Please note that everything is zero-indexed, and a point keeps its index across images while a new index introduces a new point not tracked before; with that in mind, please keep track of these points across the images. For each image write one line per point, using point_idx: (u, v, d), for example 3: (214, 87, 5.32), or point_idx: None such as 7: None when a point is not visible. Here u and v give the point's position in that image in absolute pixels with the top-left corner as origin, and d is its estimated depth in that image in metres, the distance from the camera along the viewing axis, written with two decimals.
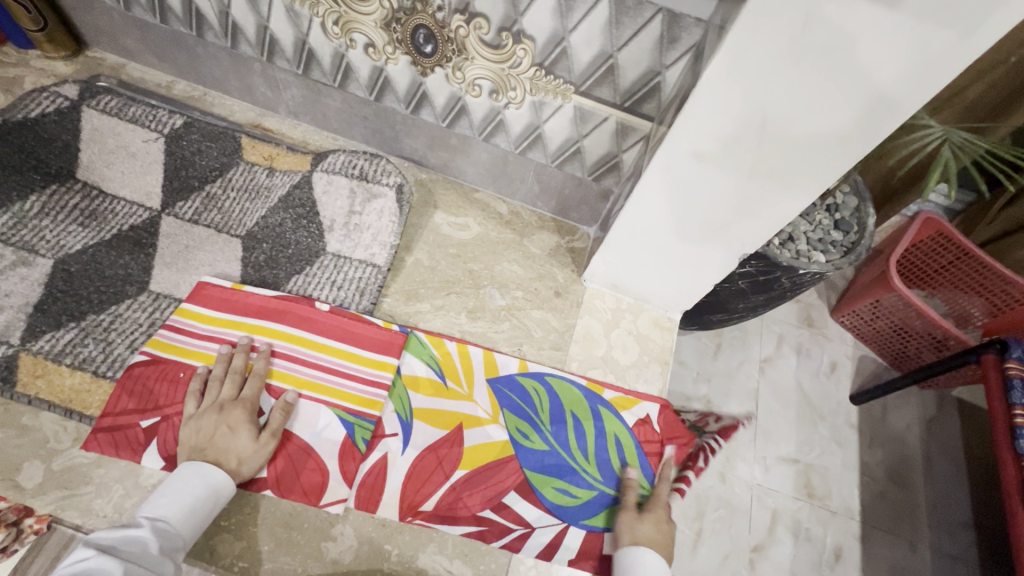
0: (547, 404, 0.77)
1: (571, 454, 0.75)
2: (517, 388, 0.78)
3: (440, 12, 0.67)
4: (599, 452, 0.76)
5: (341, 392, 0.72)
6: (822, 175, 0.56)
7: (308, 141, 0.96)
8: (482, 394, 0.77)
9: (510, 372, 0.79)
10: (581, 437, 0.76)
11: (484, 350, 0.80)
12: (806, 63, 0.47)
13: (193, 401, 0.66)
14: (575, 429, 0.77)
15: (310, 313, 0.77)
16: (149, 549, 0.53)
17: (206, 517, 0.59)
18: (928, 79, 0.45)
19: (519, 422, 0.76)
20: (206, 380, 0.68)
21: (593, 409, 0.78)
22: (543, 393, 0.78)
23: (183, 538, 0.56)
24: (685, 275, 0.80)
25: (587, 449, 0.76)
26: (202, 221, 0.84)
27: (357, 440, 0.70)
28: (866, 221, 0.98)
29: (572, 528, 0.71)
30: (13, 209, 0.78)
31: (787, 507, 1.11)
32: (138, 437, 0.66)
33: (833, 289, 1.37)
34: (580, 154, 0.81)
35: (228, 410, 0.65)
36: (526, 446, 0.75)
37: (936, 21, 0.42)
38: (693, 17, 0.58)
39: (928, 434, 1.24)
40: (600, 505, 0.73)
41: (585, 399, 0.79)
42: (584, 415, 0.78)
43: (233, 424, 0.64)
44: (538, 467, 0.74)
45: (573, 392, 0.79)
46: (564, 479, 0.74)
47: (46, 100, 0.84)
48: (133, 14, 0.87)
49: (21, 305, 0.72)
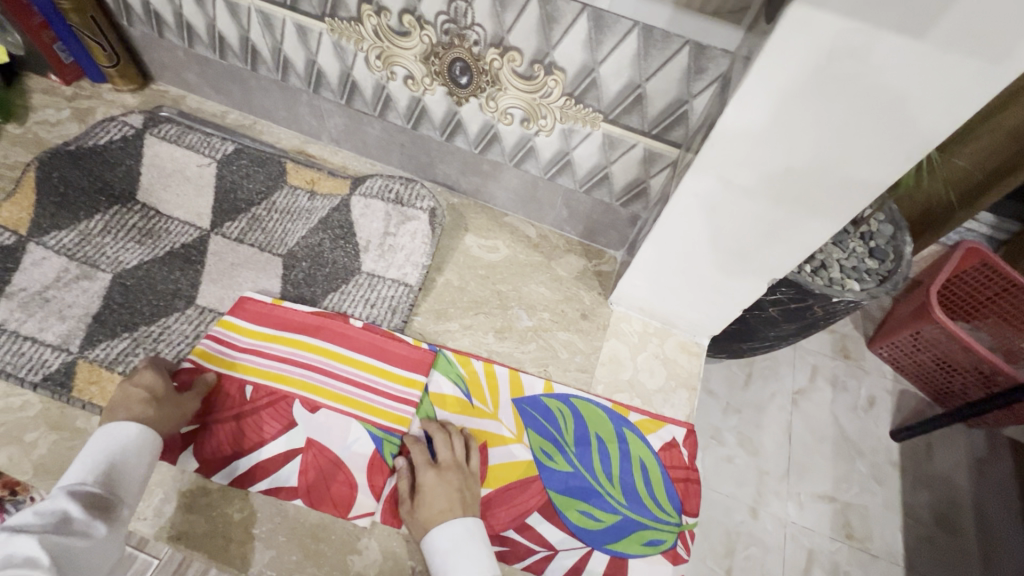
0: (572, 425, 0.78)
1: (596, 476, 0.75)
2: (542, 409, 0.78)
3: (476, 46, 0.71)
4: (624, 477, 0.75)
5: (370, 406, 0.74)
6: (851, 201, 0.56)
7: (347, 166, 1.01)
8: (508, 413, 0.77)
9: (535, 393, 0.79)
10: (606, 461, 0.76)
11: (510, 370, 0.81)
12: (831, 91, 0.48)
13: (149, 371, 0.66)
14: (600, 452, 0.76)
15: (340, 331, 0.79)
16: (73, 512, 0.51)
17: (130, 476, 0.58)
18: (958, 105, 0.46)
19: (543, 443, 0.76)
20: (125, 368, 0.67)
21: (618, 432, 0.78)
22: (568, 415, 0.78)
23: (111, 498, 0.55)
24: (713, 300, 0.80)
25: (611, 472, 0.75)
26: (247, 240, 0.90)
27: (386, 457, 0.71)
28: (903, 249, 0.96)
29: (597, 553, 0.70)
30: (79, 227, 0.85)
31: (823, 547, 1.06)
32: (177, 442, 0.69)
33: (870, 320, 1.33)
34: (608, 180, 0.83)
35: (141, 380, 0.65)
36: (550, 467, 0.74)
37: (961, 50, 0.42)
38: (720, 49, 0.60)
39: (978, 475, 1.18)
40: (625, 530, 0.72)
41: (610, 422, 0.79)
42: (608, 437, 0.77)
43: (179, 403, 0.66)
44: (563, 489, 0.73)
45: (599, 415, 0.79)
46: (588, 502, 0.73)
47: (115, 129, 0.91)
48: (195, 51, 0.94)
49: (82, 315, 0.77)
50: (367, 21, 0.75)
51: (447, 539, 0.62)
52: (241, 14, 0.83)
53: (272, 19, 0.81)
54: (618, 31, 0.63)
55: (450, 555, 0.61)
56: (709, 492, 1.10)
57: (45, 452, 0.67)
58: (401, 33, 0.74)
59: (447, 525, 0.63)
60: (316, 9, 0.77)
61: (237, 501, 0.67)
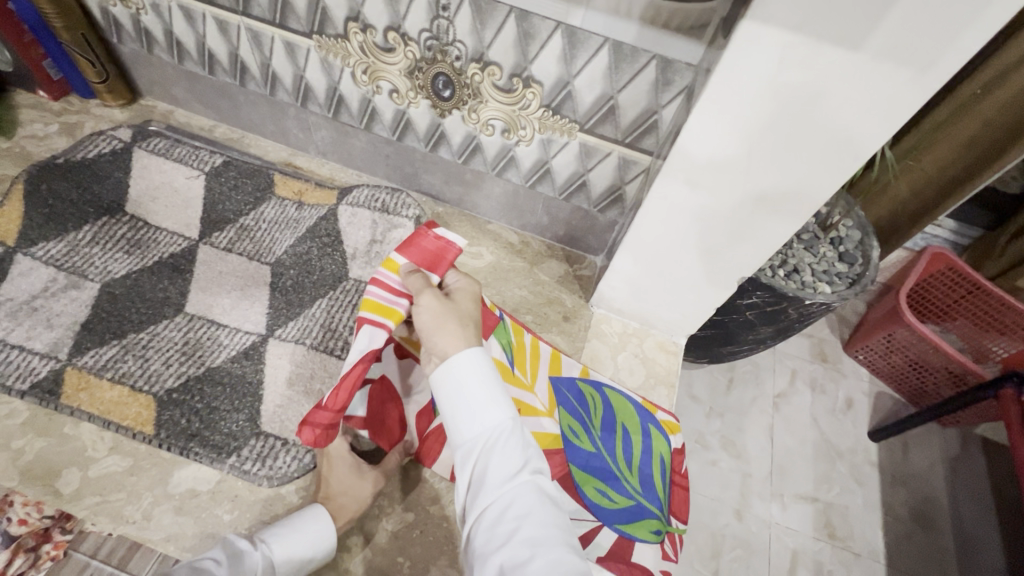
0: (601, 411, 0.79)
1: (616, 461, 0.76)
2: (577, 392, 0.80)
3: (458, 61, 0.75)
4: (642, 467, 0.77)
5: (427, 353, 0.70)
6: (807, 201, 0.61)
7: (334, 178, 1.04)
8: (542, 388, 0.77)
9: (572, 376, 0.81)
10: (628, 448, 0.77)
11: (552, 350, 0.82)
12: (782, 98, 0.52)
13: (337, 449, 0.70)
14: (624, 439, 0.78)
15: (424, 238, 0.61)
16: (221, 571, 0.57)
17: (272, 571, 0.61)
18: (893, 111, 0.50)
19: (571, 421, 0.77)
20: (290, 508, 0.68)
21: (644, 427, 0.80)
22: (599, 402, 0.80)
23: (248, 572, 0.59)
24: (688, 299, 0.83)
25: (631, 460, 0.77)
26: (236, 250, 0.92)
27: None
28: (870, 254, 1.01)
29: (606, 529, 0.71)
30: (68, 238, 0.86)
31: (807, 546, 1.09)
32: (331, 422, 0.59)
33: (844, 323, 1.38)
34: (586, 187, 0.87)
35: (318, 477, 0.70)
36: (575, 444, 0.76)
37: (893, 60, 0.47)
38: (684, 62, 0.65)
39: (952, 472, 1.22)
40: (636, 515, 0.73)
41: (637, 416, 0.80)
42: (633, 428, 0.79)
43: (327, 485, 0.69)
44: (584, 466, 0.75)
45: (629, 408, 0.80)
46: (606, 482, 0.74)
47: (103, 143, 0.94)
48: (185, 67, 0.97)
49: (70, 324, 0.78)
50: (353, 38, 0.79)
51: (462, 372, 0.52)
52: (231, 32, 0.86)
53: (262, 36, 0.84)
54: (590, 45, 0.67)
55: (468, 388, 0.52)
56: (694, 495, 1.12)
57: (33, 459, 0.68)
58: (387, 49, 0.78)
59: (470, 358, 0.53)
60: (304, 26, 0.80)
61: (227, 503, 0.68)
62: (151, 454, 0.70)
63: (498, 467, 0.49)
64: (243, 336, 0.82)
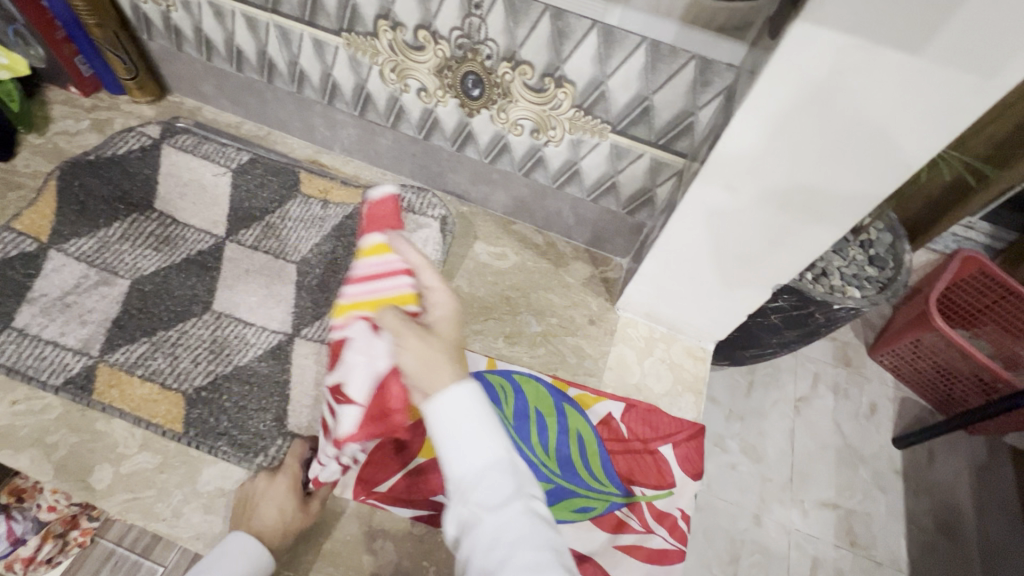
0: (512, 400, 0.80)
1: (531, 448, 0.77)
2: (484, 385, 0.80)
3: (489, 60, 0.74)
4: (560, 448, 0.78)
5: None
6: (852, 210, 0.59)
7: (359, 176, 1.03)
8: None
9: (478, 371, 0.81)
10: (544, 433, 0.78)
11: None
12: (833, 104, 0.51)
13: (272, 478, 0.67)
14: (538, 425, 0.78)
15: (376, 210, 0.66)
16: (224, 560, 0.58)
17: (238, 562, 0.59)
18: (953, 116, 0.48)
19: None
20: (252, 502, 0.65)
21: (558, 406, 0.80)
22: (509, 391, 0.80)
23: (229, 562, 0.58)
24: (718, 305, 0.81)
25: (548, 444, 0.78)
26: (262, 247, 0.92)
27: None
28: (902, 257, 0.98)
29: None
30: (99, 234, 0.87)
31: (828, 554, 1.07)
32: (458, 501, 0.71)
33: (871, 327, 1.35)
34: (616, 189, 0.85)
35: (273, 483, 0.66)
36: None
37: (957, 66, 0.45)
38: (725, 63, 0.63)
39: (980, 482, 1.19)
40: (556, 498, 0.74)
41: (550, 397, 0.81)
42: (547, 411, 0.80)
43: (266, 496, 0.65)
44: None
45: (539, 391, 0.81)
46: None
47: (133, 139, 0.94)
48: (213, 63, 0.97)
49: (101, 320, 0.79)
50: (383, 36, 0.78)
51: (451, 411, 0.48)
52: (261, 29, 0.85)
53: (290, 34, 0.84)
54: (626, 45, 0.66)
55: (462, 427, 0.48)
56: (714, 498, 1.11)
57: (66, 454, 0.69)
58: (416, 47, 0.77)
59: (451, 398, 0.49)
60: (333, 24, 0.80)
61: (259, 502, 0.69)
62: (181, 452, 0.71)
63: (487, 495, 0.46)
64: (269, 335, 0.82)
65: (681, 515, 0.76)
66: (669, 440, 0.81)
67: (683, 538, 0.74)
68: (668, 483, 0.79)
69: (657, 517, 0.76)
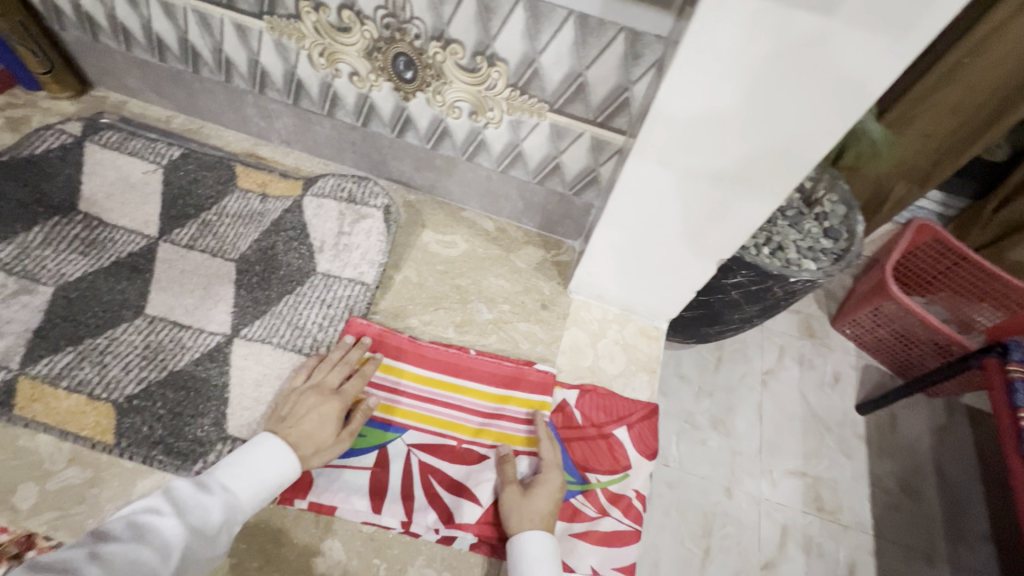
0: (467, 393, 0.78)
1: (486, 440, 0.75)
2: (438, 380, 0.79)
3: (418, 39, 0.71)
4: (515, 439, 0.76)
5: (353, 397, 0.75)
6: (783, 179, 0.58)
7: (300, 167, 0.99)
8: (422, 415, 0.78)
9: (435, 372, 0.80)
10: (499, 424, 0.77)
11: None
12: (754, 73, 0.50)
13: (326, 395, 0.69)
14: None
15: (532, 372, 0.80)
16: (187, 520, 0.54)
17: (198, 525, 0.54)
18: (871, 79, 0.47)
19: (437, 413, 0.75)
20: (295, 410, 0.67)
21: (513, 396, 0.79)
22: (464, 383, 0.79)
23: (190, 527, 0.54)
24: (667, 283, 0.81)
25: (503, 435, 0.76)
26: (198, 246, 0.88)
27: None
28: (855, 228, 0.99)
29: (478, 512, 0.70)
30: (17, 240, 0.81)
31: (796, 521, 1.09)
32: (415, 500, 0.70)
33: (830, 298, 1.37)
34: (560, 169, 0.83)
35: (326, 400, 0.68)
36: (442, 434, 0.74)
37: (869, 26, 0.44)
38: (653, 35, 0.62)
39: (938, 442, 1.23)
40: None
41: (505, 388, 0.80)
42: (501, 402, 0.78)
43: (315, 412, 0.67)
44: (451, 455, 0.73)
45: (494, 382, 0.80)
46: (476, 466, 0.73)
47: (51, 137, 0.90)
48: (134, 54, 0.91)
49: (21, 330, 0.74)
50: (306, 18, 0.74)
51: (530, 547, 0.63)
52: (178, 13, 0.81)
53: (210, 19, 0.80)
54: (554, 20, 0.64)
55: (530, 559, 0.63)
56: (683, 475, 1.12)
57: None
58: (342, 28, 0.74)
59: (532, 537, 0.64)
60: (254, 7, 0.76)
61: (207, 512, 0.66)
62: (113, 464, 0.68)
63: None
64: (206, 337, 0.79)
65: (636, 495, 0.76)
66: (623, 423, 0.80)
67: (638, 518, 0.74)
68: (622, 466, 0.77)
69: (611, 500, 0.75)
